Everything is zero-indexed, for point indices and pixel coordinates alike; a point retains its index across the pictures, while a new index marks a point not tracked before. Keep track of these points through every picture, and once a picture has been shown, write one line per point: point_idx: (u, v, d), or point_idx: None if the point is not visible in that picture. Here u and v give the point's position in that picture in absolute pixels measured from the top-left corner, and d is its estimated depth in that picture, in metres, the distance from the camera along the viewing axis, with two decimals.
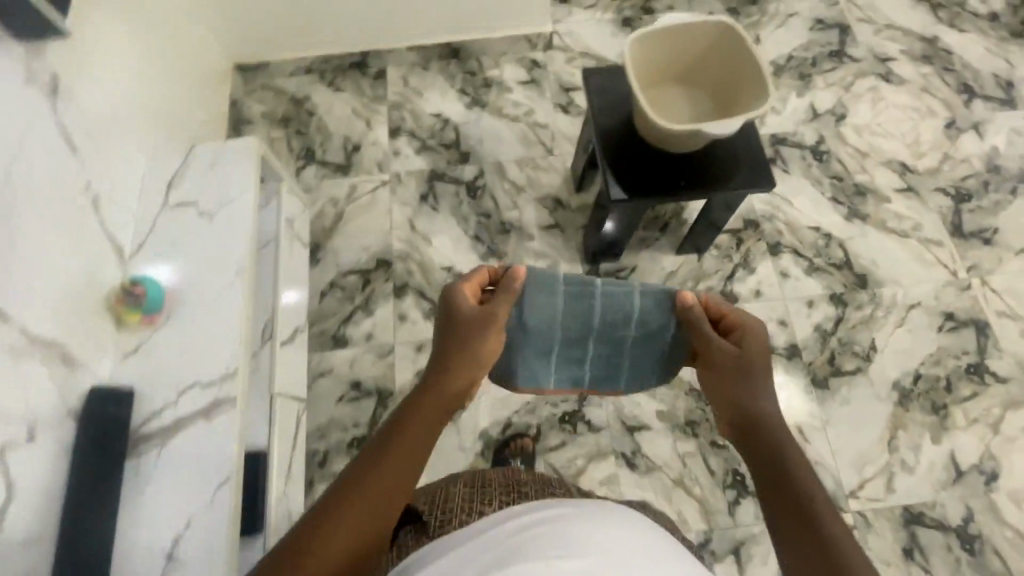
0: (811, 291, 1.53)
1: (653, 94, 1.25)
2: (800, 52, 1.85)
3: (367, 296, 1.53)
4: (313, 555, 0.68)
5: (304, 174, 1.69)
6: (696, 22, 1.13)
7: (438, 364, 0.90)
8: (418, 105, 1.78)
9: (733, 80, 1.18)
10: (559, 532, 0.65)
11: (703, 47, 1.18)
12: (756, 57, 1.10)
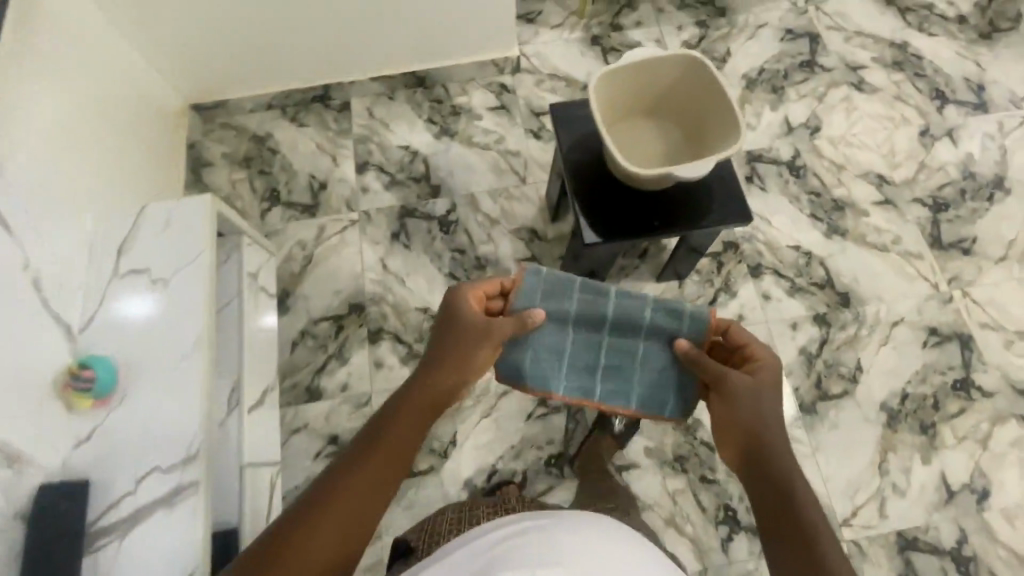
0: (794, 312, 1.50)
1: (621, 128, 1.22)
2: (772, 63, 1.82)
3: (341, 344, 1.48)
4: (301, 529, 0.74)
5: (269, 217, 1.63)
6: (660, 56, 1.10)
7: (440, 358, 0.97)
8: (385, 138, 1.72)
9: (701, 113, 1.16)
10: (542, 537, 0.73)
11: (668, 79, 1.15)
12: (725, 90, 1.08)
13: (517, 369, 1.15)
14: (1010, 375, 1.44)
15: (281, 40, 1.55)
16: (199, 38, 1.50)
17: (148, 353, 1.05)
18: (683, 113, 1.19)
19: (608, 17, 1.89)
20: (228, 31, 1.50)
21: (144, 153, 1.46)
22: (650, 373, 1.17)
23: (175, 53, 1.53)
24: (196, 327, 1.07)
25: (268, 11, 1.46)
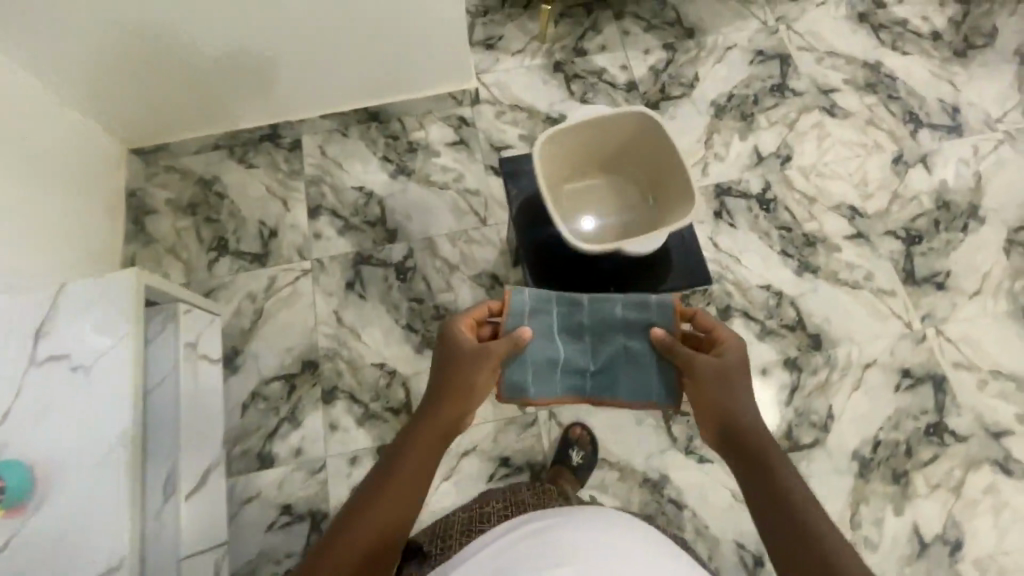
0: (763, 357, 1.46)
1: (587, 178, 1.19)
2: (741, 88, 1.75)
3: (293, 406, 1.42)
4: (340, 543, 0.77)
5: (217, 268, 1.55)
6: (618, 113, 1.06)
7: (443, 384, 1.02)
8: (339, 179, 1.64)
9: (664, 170, 1.11)
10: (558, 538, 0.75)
11: (620, 134, 1.11)
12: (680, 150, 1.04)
13: (517, 386, 1.17)
14: (984, 417, 1.41)
15: (220, 80, 1.45)
16: (129, 83, 1.41)
17: (66, 450, 0.99)
18: (639, 165, 1.16)
19: (571, 41, 1.81)
20: (160, 76, 1.40)
21: (63, 216, 1.36)
22: (642, 373, 1.18)
23: (106, 100, 1.45)
24: (120, 419, 1.01)
25: (197, 53, 1.36)
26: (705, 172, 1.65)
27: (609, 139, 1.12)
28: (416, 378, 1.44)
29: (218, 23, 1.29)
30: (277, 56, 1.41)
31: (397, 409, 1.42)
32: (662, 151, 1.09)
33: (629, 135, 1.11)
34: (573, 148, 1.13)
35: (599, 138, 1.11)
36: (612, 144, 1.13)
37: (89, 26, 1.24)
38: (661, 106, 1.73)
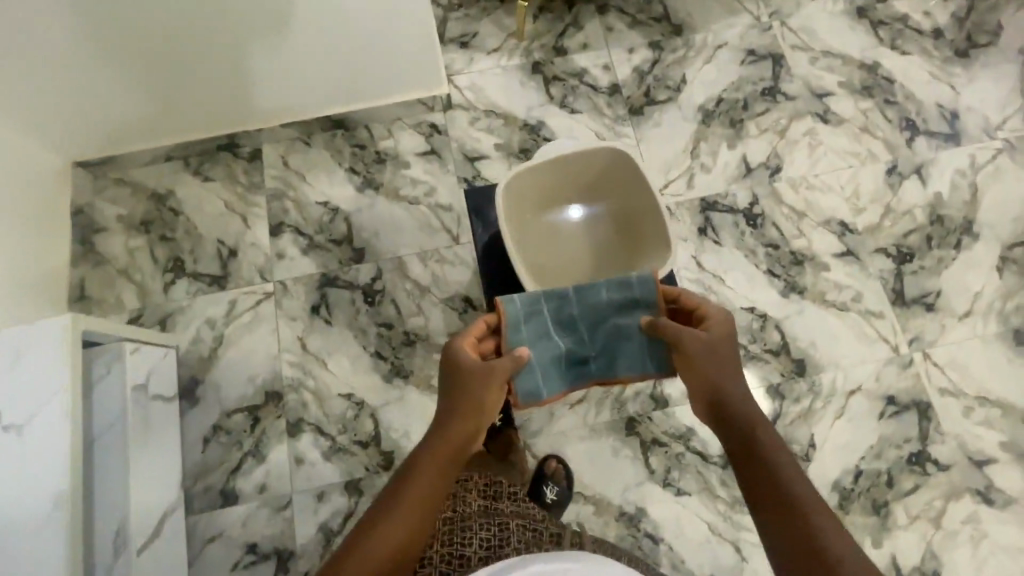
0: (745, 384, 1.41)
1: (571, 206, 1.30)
2: (731, 92, 1.65)
3: (257, 439, 1.36)
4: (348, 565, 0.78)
5: (173, 291, 1.46)
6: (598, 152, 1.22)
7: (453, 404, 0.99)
8: (302, 193, 1.54)
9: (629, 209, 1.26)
10: None
11: (596, 168, 1.25)
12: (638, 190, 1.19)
13: (528, 391, 1.15)
14: (968, 445, 1.38)
15: (173, 81, 1.34)
16: (69, 86, 1.29)
17: (4, 502, 0.94)
18: (616, 202, 1.29)
19: (550, 39, 1.69)
20: (104, 76, 1.29)
21: None
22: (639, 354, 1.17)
23: (42, 107, 1.32)
24: (58, 470, 0.96)
25: (148, 53, 1.25)
26: (690, 184, 1.56)
27: (583, 178, 1.27)
28: (386, 408, 1.38)
29: (173, 21, 1.18)
30: (237, 55, 1.30)
31: (365, 442, 1.36)
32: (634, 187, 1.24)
33: (604, 171, 1.25)
34: (544, 185, 1.26)
35: (572, 176, 1.26)
36: (588, 181, 1.28)
37: (36, 29, 1.13)
38: (646, 112, 1.63)
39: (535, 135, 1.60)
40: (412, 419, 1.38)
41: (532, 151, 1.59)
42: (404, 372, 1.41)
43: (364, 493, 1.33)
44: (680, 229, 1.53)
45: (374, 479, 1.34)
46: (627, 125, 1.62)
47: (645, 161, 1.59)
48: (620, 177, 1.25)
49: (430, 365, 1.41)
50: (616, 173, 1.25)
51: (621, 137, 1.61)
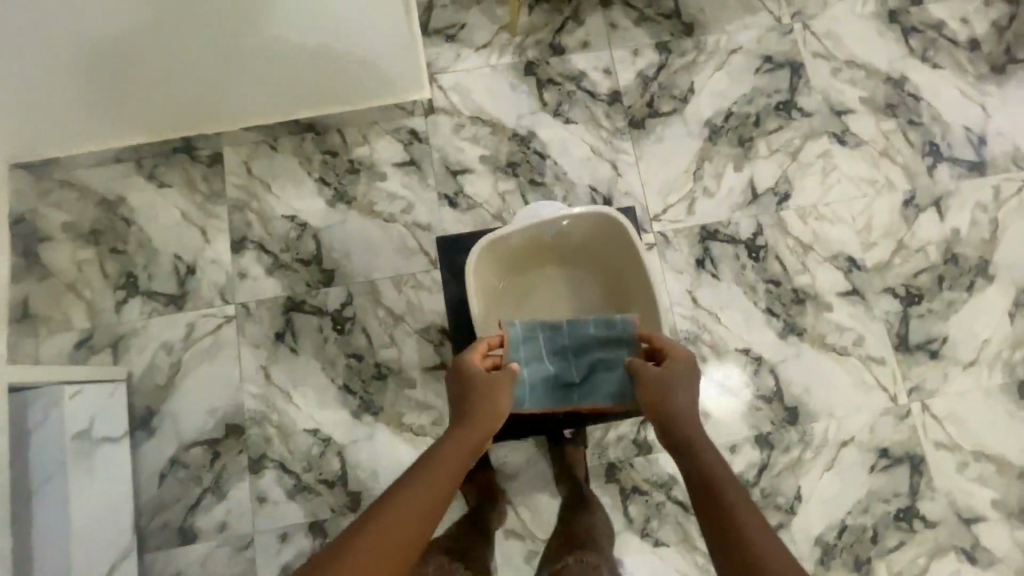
0: (734, 386, 1.37)
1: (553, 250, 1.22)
2: (742, 106, 1.50)
3: (217, 475, 1.29)
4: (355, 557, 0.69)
5: (125, 311, 1.35)
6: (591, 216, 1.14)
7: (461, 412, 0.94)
8: (267, 204, 1.41)
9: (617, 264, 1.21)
10: None
11: (588, 228, 1.18)
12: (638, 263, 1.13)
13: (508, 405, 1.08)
14: (957, 502, 1.33)
15: (172, 79, 1.19)
16: (52, 82, 1.14)
17: None
18: (605, 258, 1.22)
19: (547, 35, 1.51)
20: (91, 74, 1.13)
21: None
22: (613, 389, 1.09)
23: None
24: None
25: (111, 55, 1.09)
26: (690, 210, 1.44)
27: (573, 238, 1.21)
28: (354, 446, 1.31)
29: (177, 18, 1.03)
30: (245, 53, 1.16)
31: (332, 481, 1.30)
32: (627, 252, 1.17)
33: (597, 232, 1.18)
34: (529, 244, 1.20)
35: (560, 235, 1.20)
36: (579, 241, 1.21)
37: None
38: (648, 125, 1.48)
39: (524, 147, 1.46)
40: (381, 458, 1.31)
41: (520, 165, 1.45)
42: (373, 409, 1.33)
43: (329, 535, 1.28)
44: (676, 260, 1.41)
45: (340, 520, 1.28)
46: (626, 139, 1.47)
47: (643, 181, 1.45)
48: (613, 241, 1.18)
49: (401, 401, 1.33)
50: (610, 236, 1.18)
51: (618, 153, 1.47)
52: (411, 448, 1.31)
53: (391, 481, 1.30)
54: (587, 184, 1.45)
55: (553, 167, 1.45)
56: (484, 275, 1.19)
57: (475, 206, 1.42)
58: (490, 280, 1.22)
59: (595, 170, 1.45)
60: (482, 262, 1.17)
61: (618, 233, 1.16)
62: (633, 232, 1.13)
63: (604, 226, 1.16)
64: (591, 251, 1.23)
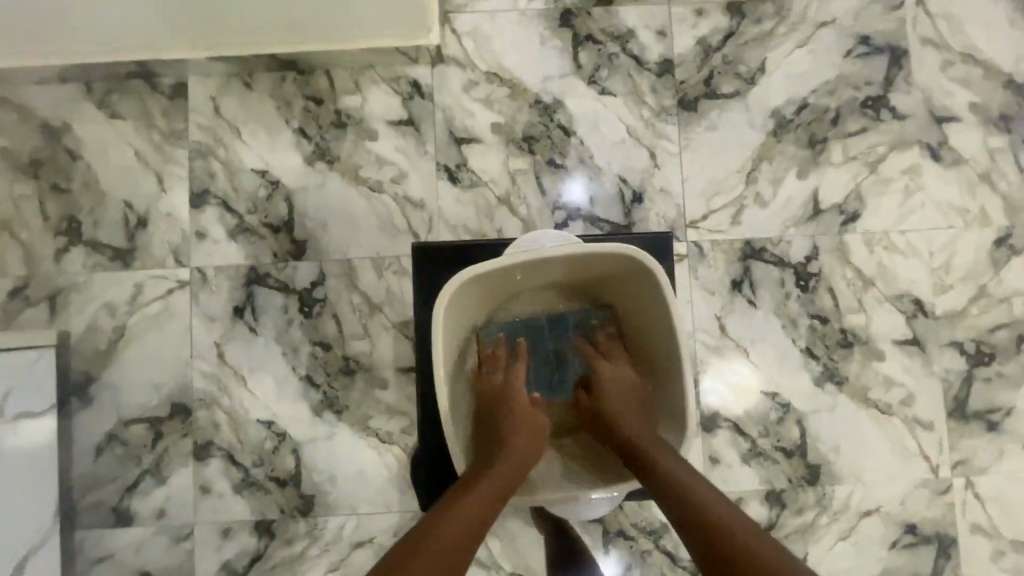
0: (743, 385, 1.18)
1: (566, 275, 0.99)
2: (820, 97, 1.21)
3: (158, 457, 1.16)
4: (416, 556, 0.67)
5: (66, 261, 1.18)
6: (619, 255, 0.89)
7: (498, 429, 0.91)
8: (235, 153, 1.19)
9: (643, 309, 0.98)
10: None
11: (607, 264, 0.94)
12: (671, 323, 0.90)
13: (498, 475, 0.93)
14: None
15: (146, 28, 1.05)
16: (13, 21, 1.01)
17: None
18: (629, 297, 0.99)
19: None
20: (65, 14, 1.00)
21: None
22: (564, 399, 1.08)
23: None
24: None
25: None
26: (735, 219, 1.20)
27: (588, 272, 0.98)
28: (311, 446, 1.16)
29: None
30: None
31: (283, 480, 1.16)
32: (653, 302, 0.94)
33: (617, 269, 0.95)
34: (525, 274, 0.97)
35: (568, 267, 0.96)
36: (590, 273, 0.99)
37: None
38: (701, 107, 1.21)
39: (546, 118, 1.21)
40: (339, 462, 1.16)
41: (538, 140, 1.20)
42: (337, 407, 1.16)
43: (275, 537, 1.15)
44: (708, 279, 1.19)
45: (289, 523, 1.15)
46: (671, 122, 1.21)
47: (685, 178, 1.20)
48: (636, 283, 0.95)
49: (368, 402, 1.16)
50: (633, 277, 0.94)
51: (659, 139, 1.21)
52: (374, 456, 1.16)
53: (349, 488, 1.16)
54: (616, 173, 1.20)
55: (578, 148, 1.21)
56: (460, 314, 0.95)
57: (478, 184, 1.19)
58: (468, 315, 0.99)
59: (628, 156, 1.20)
60: (459, 300, 0.92)
61: (646, 280, 0.92)
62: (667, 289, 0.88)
63: (630, 265, 0.92)
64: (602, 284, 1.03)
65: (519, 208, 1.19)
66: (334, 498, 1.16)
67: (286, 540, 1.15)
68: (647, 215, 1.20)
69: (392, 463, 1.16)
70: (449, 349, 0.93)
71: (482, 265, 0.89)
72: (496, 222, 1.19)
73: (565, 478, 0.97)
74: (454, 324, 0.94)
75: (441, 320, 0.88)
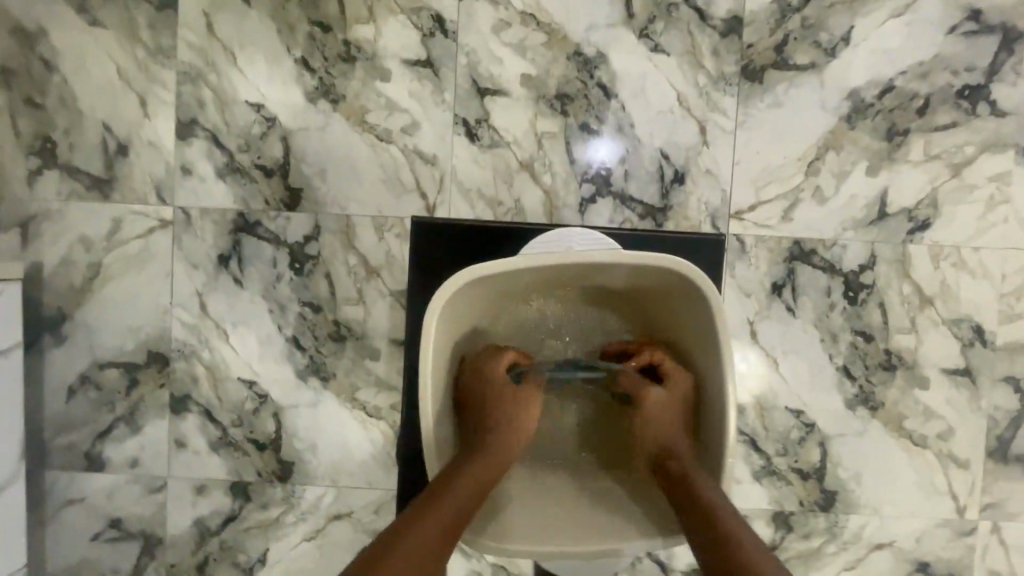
0: (751, 382, 1.07)
1: (594, 280, 0.86)
2: (909, 80, 1.03)
3: (132, 406, 1.09)
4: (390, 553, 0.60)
5: (39, 186, 1.07)
6: (659, 262, 0.75)
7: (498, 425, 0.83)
8: (228, 81, 1.05)
9: (681, 327, 0.84)
10: None
11: (645, 276, 0.81)
12: (718, 351, 0.77)
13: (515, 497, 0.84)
14: None
15: None
16: None
17: None
18: (668, 312, 0.86)
19: None
20: None
21: None
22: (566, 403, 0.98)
23: None
24: None
25: None
26: (786, 214, 1.05)
27: (620, 281, 0.85)
28: (293, 411, 1.08)
29: None
30: None
31: (261, 444, 1.09)
32: (696, 325, 0.80)
33: (657, 283, 0.82)
34: (545, 278, 0.85)
35: (600, 275, 0.83)
36: (623, 282, 0.86)
37: None
38: (767, 79, 1.04)
39: (586, 74, 1.04)
40: (322, 432, 1.08)
41: (573, 99, 1.04)
42: (324, 374, 1.08)
43: (250, 501, 1.09)
44: (746, 278, 1.06)
45: (266, 488, 1.09)
46: (729, 93, 1.04)
47: (736, 161, 1.05)
48: (678, 298, 0.81)
49: (358, 373, 1.08)
50: (675, 292, 0.81)
51: (713, 111, 1.04)
52: (360, 430, 1.08)
53: (331, 460, 1.09)
54: (657, 147, 1.05)
55: (619, 114, 1.05)
56: (463, 315, 0.84)
57: (499, 144, 1.05)
58: (474, 316, 0.87)
59: (674, 128, 1.05)
60: (463, 299, 0.80)
61: (690, 296, 0.79)
62: (721, 315, 0.75)
63: (672, 280, 0.78)
64: (636, 295, 0.90)
65: (543, 176, 1.05)
66: (314, 468, 1.09)
67: (262, 505, 1.09)
68: (687, 199, 1.05)
69: (377, 439, 1.08)
70: (446, 354, 0.82)
71: (493, 263, 0.77)
72: (515, 190, 1.05)
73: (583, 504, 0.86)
74: (455, 326, 0.83)
75: (437, 321, 0.76)
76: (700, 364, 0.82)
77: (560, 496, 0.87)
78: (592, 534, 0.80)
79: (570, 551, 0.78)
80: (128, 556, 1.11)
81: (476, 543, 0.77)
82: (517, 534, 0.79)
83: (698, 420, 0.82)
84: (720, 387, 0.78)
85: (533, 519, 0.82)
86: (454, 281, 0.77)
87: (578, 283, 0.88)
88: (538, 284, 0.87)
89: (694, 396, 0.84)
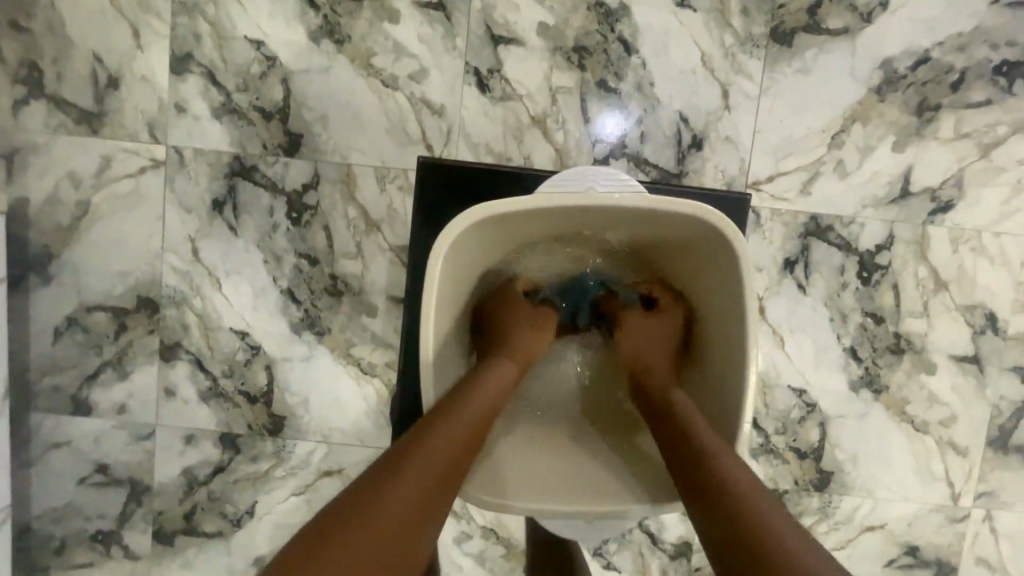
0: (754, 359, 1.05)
1: (611, 227, 0.83)
2: (946, 52, 0.98)
3: (121, 351, 1.06)
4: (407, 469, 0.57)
5: (24, 117, 1.01)
6: (685, 210, 0.71)
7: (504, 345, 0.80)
8: (228, 14, 0.99)
9: (697, 278, 0.82)
10: None
11: (665, 224, 0.77)
12: (741, 307, 0.72)
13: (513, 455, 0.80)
14: None
15: None
16: None
17: None
18: (689, 263, 0.82)
19: None
20: None
21: None
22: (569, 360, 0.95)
23: None
24: None
25: None
26: (805, 188, 1.01)
27: (640, 228, 0.81)
28: (286, 364, 1.06)
29: None
30: None
31: (253, 395, 1.06)
32: (717, 276, 0.77)
33: (678, 233, 0.78)
34: (557, 222, 0.80)
35: (620, 220, 0.79)
36: (643, 231, 0.82)
37: None
38: (797, 42, 0.99)
39: (607, 27, 0.99)
40: (316, 387, 1.06)
41: (592, 53, 0.99)
42: (318, 329, 1.05)
43: (240, 453, 1.08)
44: (759, 252, 1.02)
45: (256, 441, 1.08)
46: (756, 56, 0.99)
47: (757, 129, 1.00)
48: (702, 251, 0.77)
49: (354, 329, 1.05)
50: (699, 244, 0.77)
51: (738, 75, 0.99)
52: (354, 387, 1.06)
53: (322, 416, 1.07)
54: (677, 110, 1.00)
55: (639, 71, 0.99)
56: (467, 261, 0.79)
57: (511, 98, 1.00)
58: (481, 262, 0.83)
59: (696, 90, 1.00)
60: (472, 239, 0.76)
61: (715, 249, 0.75)
62: (746, 266, 0.71)
63: (694, 228, 0.74)
64: (652, 245, 0.87)
65: (556, 134, 1.01)
66: (305, 422, 1.07)
67: (252, 457, 1.08)
68: (704, 166, 1.01)
69: (371, 397, 1.06)
70: (450, 299, 0.78)
71: (507, 203, 0.72)
72: (525, 147, 1.01)
73: (579, 467, 0.81)
74: (460, 271, 0.78)
75: (444, 261, 0.72)
76: (720, 320, 0.78)
77: (555, 458, 0.82)
78: (587, 496, 0.75)
79: (564, 511, 0.72)
80: (116, 502, 1.10)
81: (468, 495, 0.72)
82: (513, 488, 0.74)
83: (715, 382, 0.78)
84: (738, 346, 0.74)
85: (531, 471, 0.78)
86: (464, 221, 0.72)
87: (600, 232, 0.85)
88: (554, 229, 0.84)
89: (708, 351, 0.81)
